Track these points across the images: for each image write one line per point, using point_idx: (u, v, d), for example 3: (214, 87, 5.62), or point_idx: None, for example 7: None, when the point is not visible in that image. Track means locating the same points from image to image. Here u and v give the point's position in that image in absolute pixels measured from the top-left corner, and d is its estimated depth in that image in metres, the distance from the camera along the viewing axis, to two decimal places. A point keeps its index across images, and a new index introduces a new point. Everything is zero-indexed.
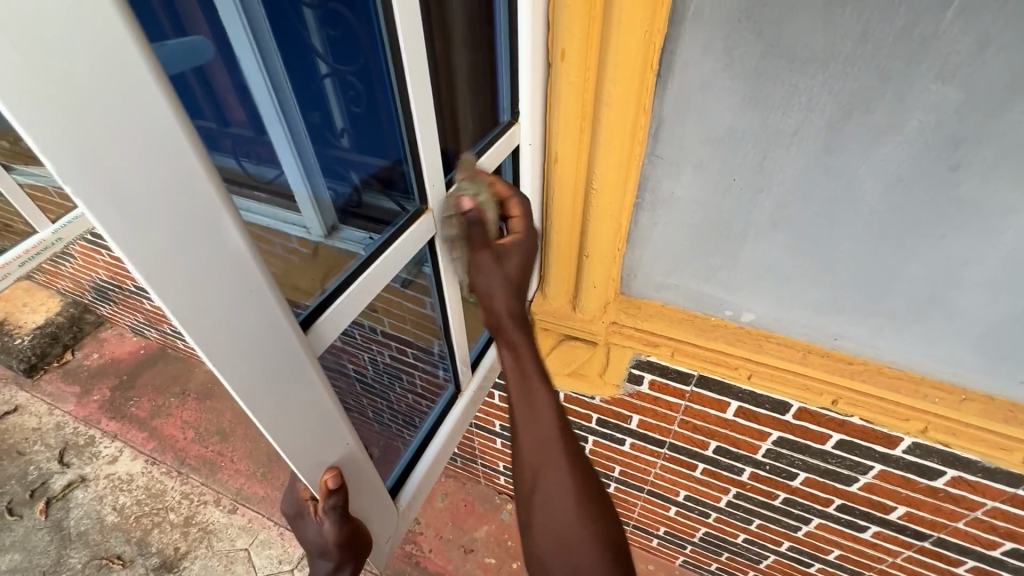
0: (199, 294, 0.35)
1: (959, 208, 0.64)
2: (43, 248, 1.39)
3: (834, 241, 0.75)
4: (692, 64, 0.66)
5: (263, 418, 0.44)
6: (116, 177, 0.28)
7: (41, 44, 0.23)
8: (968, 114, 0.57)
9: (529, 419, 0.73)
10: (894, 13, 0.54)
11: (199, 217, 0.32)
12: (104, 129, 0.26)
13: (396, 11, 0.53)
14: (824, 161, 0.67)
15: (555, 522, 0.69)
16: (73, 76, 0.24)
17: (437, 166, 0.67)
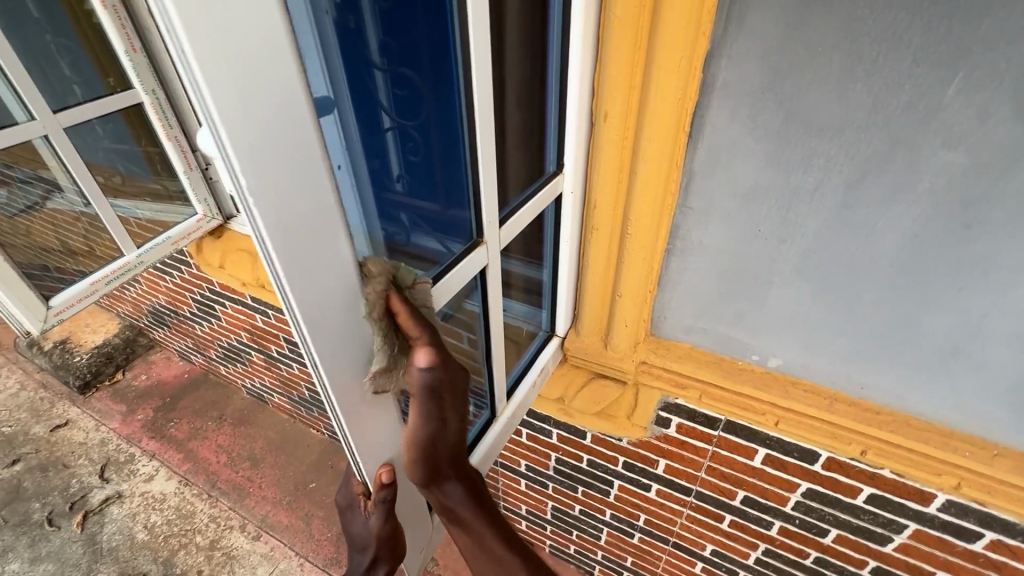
0: (314, 277, 0.42)
1: (974, 262, 0.69)
2: (125, 270, 1.51)
3: (855, 291, 0.79)
4: (720, 127, 0.74)
5: (345, 405, 0.52)
6: (281, 198, 0.37)
7: (255, 96, 0.32)
8: (976, 178, 0.63)
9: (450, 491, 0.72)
10: (900, 89, 0.62)
11: (324, 229, 0.42)
12: (281, 163, 0.36)
13: (475, 83, 0.64)
14: (843, 216, 0.73)
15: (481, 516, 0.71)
16: (269, 122, 0.34)
17: (494, 204, 0.76)
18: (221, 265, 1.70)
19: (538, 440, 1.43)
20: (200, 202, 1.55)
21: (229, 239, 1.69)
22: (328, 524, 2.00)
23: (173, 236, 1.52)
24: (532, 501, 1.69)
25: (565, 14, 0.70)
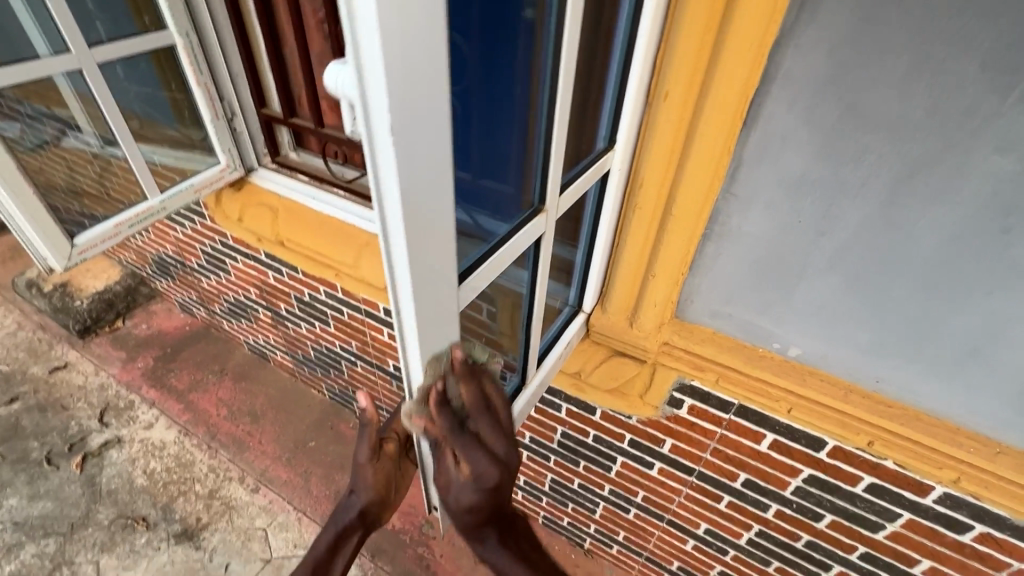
0: (418, 186, 0.46)
1: (1007, 267, 0.72)
2: (148, 214, 1.52)
3: (885, 287, 0.82)
4: (775, 117, 0.76)
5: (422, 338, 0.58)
6: (411, 131, 0.42)
7: (408, 28, 0.37)
8: (1020, 185, 0.66)
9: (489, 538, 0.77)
10: (962, 93, 0.64)
11: (436, 166, 0.47)
12: (416, 96, 0.41)
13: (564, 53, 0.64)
14: (885, 213, 0.76)
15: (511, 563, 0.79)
16: (414, 55, 0.39)
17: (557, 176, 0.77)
18: (240, 219, 1.71)
19: (546, 414, 1.47)
20: (224, 153, 1.56)
21: (251, 193, 1.69)
22: (326, 482, 2.03)
23: (196, 184, 1.54)
24: (532, 473, 1.74)
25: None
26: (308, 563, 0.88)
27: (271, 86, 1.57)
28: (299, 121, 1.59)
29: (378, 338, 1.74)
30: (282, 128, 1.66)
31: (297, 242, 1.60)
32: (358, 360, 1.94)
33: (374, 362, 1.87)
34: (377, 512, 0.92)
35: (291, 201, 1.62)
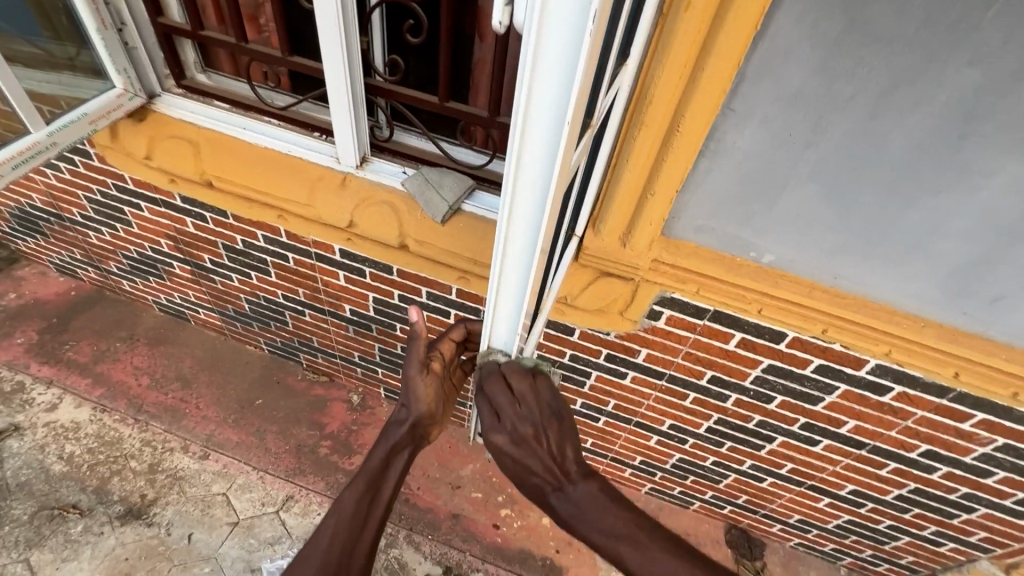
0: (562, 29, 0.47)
1: (956, 168, 0.85)
2: (37, 151, 1.26)
3: (854, 194, 0.93)
4: (782, 31, 0.79)
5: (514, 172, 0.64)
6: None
7: None
8: (982, 94, 0.76)
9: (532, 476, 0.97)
10: (951, 7, 0.70)
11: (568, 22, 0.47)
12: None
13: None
14: (868, 124, 0.84)
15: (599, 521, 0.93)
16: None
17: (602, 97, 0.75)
18: (147, 156, 1.46)
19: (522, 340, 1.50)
20: (119, 73, 1.31)
21: (158, 124, 1.43)
22: (284, 438, 1.94)
23: (92, 114, 1.29)
24: None
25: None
26: (369, 472, 1.09)
27: None
28: (210, 33, 1.32)
29: (332, 283, 1.61)
30: (185, 42, 1.39)
31: (232, 180, 1.41)
32: (306, 308, 1.80)
33: (326, 309, 1.75)
34: (425, 427, 1.21)
35: (212, 131, 1.41)
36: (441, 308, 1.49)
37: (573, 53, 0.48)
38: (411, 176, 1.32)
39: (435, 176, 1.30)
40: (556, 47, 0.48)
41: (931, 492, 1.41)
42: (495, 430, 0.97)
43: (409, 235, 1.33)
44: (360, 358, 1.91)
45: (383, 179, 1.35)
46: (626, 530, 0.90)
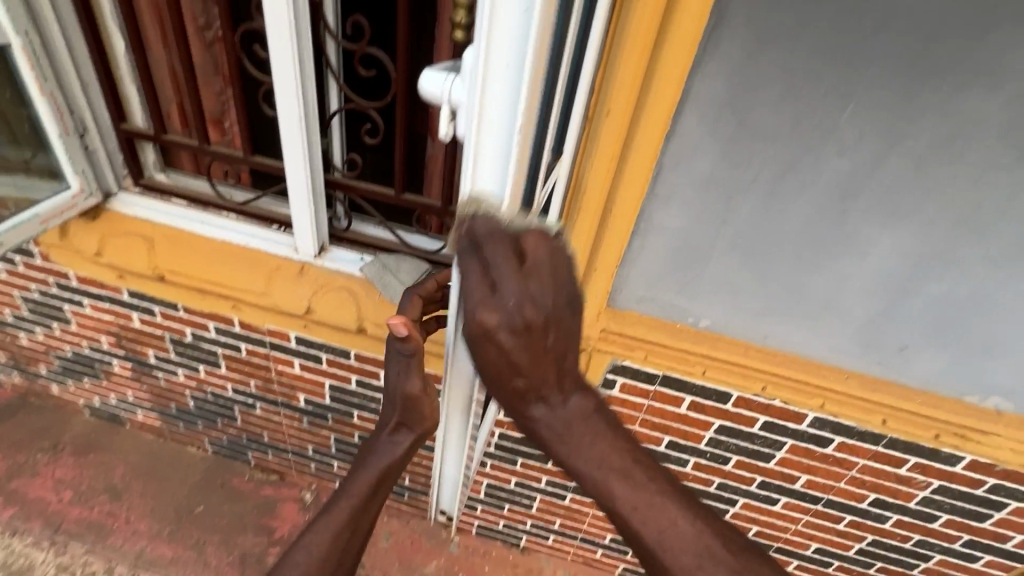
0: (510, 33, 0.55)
1: (845, 237, 1.00)
2: None
3: (768, 263, 1.06)
4: (687, 132, 0.94)
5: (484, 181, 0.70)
6: None
7: None
8: (853, 177, 0.93)
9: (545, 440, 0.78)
10: (815, 113, 0.88)
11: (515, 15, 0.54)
12: None
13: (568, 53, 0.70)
14: (769, 203, 0.99)
15: (660, 533, 0.72)
16: None
17: (542, 185, 0.85)
18: (97, 253, 1.45)
19: None
20: (77, 174, 1.34)
21: (113, 221, 1.45)
22: (227, 548, 1.79)
23: (44, 214, 1.30)
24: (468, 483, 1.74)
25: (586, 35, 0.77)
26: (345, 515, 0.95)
27: (133, 99, 1.38)
28: (172, 136, 1.40)
29: (286, 372, 1.58)
30: (147, 144, 1.45)
31: (186, 274, 1.41)
32: (255, 401, 1.74)
33: (279, 400, 1.69)
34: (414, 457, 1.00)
35: (169, 227, 1.45)
36: None
37: (507, 133, 0.64)
38: (370, 264, 1.36)
39: (392, 262, 1.36)
40: (494, 132, 0.65)
41: (888, 543, 1.45)
42: (489, 327, 0.68)
43: (367, 318, 1.36)
44: (314, 452, 1.83)
45: (341, 267, 1.40)
46: (623, 463, 0.75)
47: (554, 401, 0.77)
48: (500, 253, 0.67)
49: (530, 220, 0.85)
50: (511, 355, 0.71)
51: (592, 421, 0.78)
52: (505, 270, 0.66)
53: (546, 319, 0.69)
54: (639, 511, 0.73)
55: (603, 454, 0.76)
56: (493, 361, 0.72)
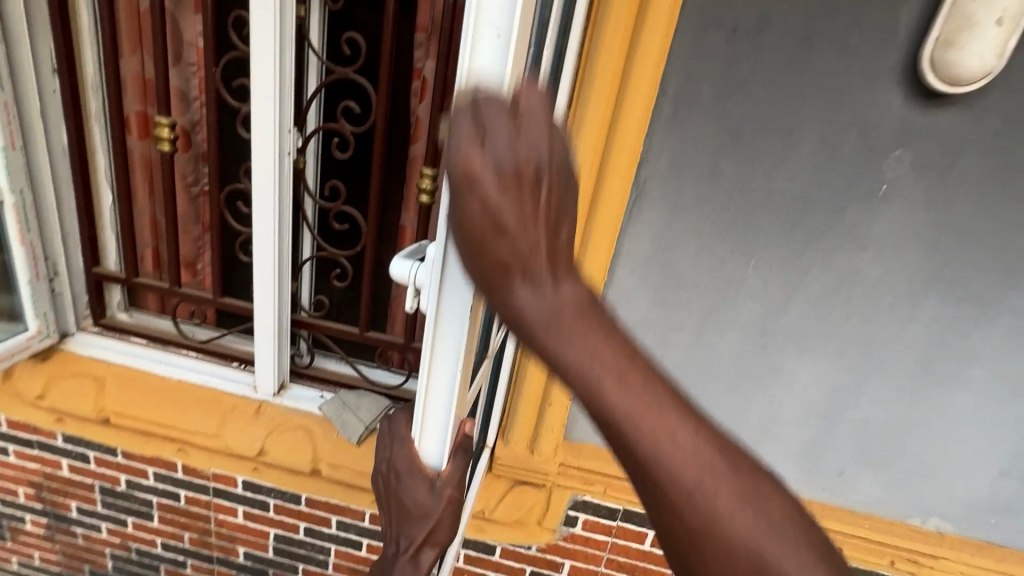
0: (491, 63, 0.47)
1: (770, 368, 1.12)
2: None
3: (707, 394, 1.16)
4: (623, 279, 1.09)
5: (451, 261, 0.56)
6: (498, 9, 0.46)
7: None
8: (765, 317, 1.08)
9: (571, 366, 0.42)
10: (726, 265, 1.06)
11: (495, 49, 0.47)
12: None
13: None
14: (700, 339, 1.12)
15: (754, 517, 0.43)
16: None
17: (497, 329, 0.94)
18: (40, 396, 1.39)
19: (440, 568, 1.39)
20: (37, 316, 1.35)
21: (65, 362, 1.43)
22: None
23: None
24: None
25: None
26: None
27: (111, 244, 1.47)
28: (143, 279, 1.47)
29: (227, 521, 1.46)
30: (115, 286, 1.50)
31: (134, 415, 1.37)
32: (185, 559, 1.56)
33: (214, 555, 1.53)
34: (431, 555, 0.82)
35: (123, 367, 1.44)
36: (352, 539, 1.39)
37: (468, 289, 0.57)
38: (329, 401, 1.38)
39: (353, 398, 1.38)
40: (456, 289, 0.57)
41: None
42: (475, 176, 0.39)
43: (322, 458, 1.33)
44: None
45: (299, 405, 1.40)
46: (691, 444, 0.43)
47: (541, 275, 0.42)
48: (494, 109, 0.40)
49: (486, 361, 0.89)
50: (505, 235, 0.41)
51: (597, 318, 0.43)
52: (499, 123, 0.39)
53: (544, 178, 0.41)
54: (709, 514, 0.43)
55: (666, 423, 0.42)
56: (475, 228, 0.41)
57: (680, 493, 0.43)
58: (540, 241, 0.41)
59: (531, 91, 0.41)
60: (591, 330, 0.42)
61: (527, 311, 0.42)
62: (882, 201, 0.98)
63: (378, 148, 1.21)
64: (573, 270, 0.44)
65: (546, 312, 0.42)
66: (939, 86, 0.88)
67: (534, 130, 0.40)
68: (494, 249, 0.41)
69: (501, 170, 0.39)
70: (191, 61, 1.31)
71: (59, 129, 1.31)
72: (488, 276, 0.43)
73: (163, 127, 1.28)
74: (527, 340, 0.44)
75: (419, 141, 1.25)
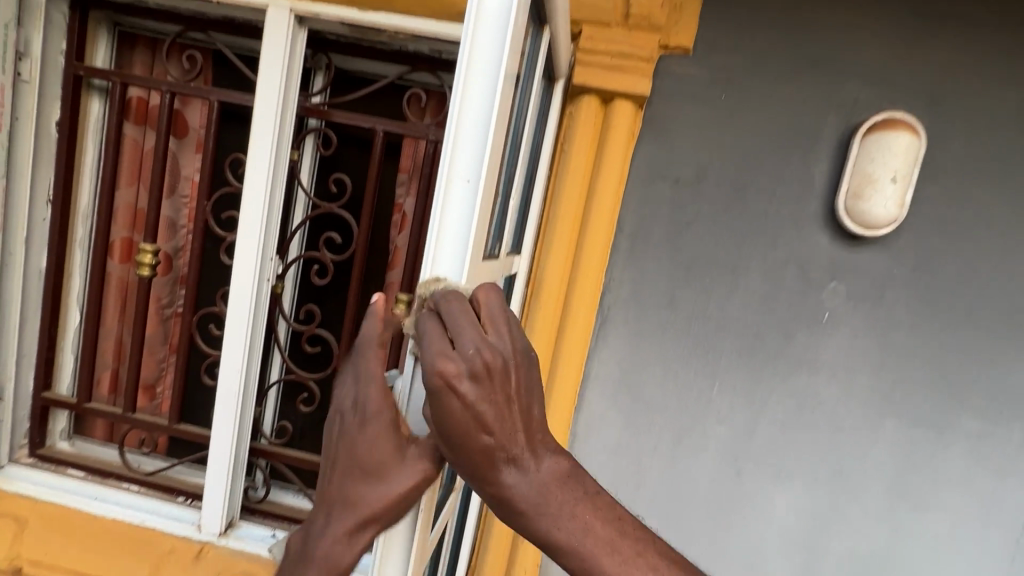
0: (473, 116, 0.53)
1: (747, 495, 1.10)
2: None
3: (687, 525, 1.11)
4: (593, 403, 1.10)
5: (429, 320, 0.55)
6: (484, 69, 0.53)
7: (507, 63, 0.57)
8: (736, 441, 1.09)
9: (530, 509, 0.52)
10: (692, 389, 1.08)
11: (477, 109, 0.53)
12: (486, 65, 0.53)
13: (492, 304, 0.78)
14: (674, 465, 1.10)
15: None
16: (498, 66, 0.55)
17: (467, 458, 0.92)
18: None
19: None
20: None
21: None
22: None
23: None
24: None
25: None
26: None
27: (68, 367, 1.43)
28: (94, 404, 1.40)
29: None
30: (62, 412, 1.42)
31: (54, 565, 1.22)
32: None
33: None
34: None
35: (51, 505, 1.30)
36: None
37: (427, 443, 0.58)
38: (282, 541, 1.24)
39: None
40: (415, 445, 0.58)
41: None
42: (450, 381, 0.48)
43: None
44: None
45: (247, 547, 1.26)
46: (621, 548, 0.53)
47: (523, 459, 0.52)
48: (459, 310, 0.50)
49: (452, 496, 0.84)
50: (484, 426, 0.50)
51: (562, 470, 0.54)
52: (466, 327, 0.49)
53: (510, 368, 0.51)
54: None
55: (604, 542, 0.53)
56: (455, 422, 0.49)
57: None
58: (513, 431, 0.52)
59: (485, 296, 0.53)
60: (543, 472, 0.53)
61: (493, 466, 0.52)
62: (828, 327, 1.06)
63: (356, 275, 1.27)
64: (548, 445, 0.55)
65: (522, 487, 0.52)
66: (856, 229, 1.01)
67: (495, 336, 0.51)
68: (476, 440, 0.50)
69: (472, 371, 0.48)
70: (183, 193, 1.40)
71: (40, 253, 1.34)
72: (473, 462, 0.51)
73: (146, 253, 1.33)
74: (509, 514, 0.53)
75: (396, 268, 1.31)
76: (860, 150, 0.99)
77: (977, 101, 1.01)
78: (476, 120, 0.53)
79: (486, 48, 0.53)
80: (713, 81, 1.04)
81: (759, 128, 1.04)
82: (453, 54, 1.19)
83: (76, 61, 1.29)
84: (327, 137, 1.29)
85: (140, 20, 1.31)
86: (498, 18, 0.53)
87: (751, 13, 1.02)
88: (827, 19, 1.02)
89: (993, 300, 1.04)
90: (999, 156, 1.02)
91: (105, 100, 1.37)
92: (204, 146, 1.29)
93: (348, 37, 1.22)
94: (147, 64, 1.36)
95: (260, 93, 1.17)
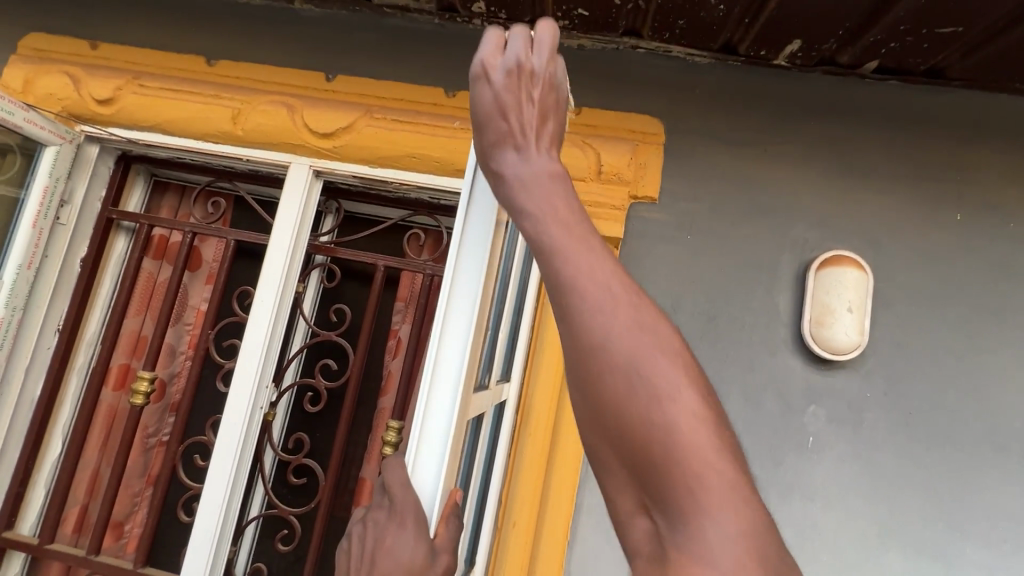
0: (471, 244, 0.63)
1: None
2: None
3: None
4: (587, 540, 1.05)
5: (427, 430, 0.58)
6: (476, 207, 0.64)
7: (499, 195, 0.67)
8: None
9: (540, 231, 0.47)
10: None
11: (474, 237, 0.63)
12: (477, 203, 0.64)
13: (481, 435, 0.81)
14: None
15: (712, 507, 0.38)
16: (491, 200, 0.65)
17: None
18: None
19: None
20: None
21: None
22: None
23: None
24: None
25: (491, 451, 0.94)
26: None
27: (35, 504, 1.36)
28: (55, 547, 1.31)
29: None
30: (17, 556, 1.33)
31: None
32: None
33: None
34: None
35: None
36: None
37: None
38: None
39: None
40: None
41: None
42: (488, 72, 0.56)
43: None
44: None
45: None
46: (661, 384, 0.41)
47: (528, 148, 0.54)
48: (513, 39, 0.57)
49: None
50: (503, 114, 0.54)
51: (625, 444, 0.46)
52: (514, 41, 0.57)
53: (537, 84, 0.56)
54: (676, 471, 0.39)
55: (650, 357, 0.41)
56: (484, 108, 0.55)
57: (667, 464, 0.39)
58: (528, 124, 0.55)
59: (548, 29, 0.58)
60: (562, 195, 0.50)
61: (582, 333, 0.42)
62: (814, 452, 1.08)
63: (348, 402, 1.29)
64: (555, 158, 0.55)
65: (527, 173, 0.52)
66: (826, 354, 1.07)
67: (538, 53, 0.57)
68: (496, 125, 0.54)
69: (510, 68, 0.55)
70: (188, 321, 1.46)
71: (36, 382, 1.36)
72: (487, 142, 0.55)
73: (143, 381, 1.34)
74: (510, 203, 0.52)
75: (388, 394, 1.34)
76: (817, 282, 1.09)
77: (911, 240, 1.15)
78: (471, 267, 0.62)
79: (479, 210, 0.64)
80: (678, 224, 1.18)
81: (724, 264, 1.16)
82: (452, 202, 1.34)
83: (112, 206, 1.45)
84: (331, 271, 1.41)
85: (175, 171, 1.48)
86: (489, 176, 0.64)
87: (707, 170, 1.20)
88: (771, 175, 1.19)
89: (969, 422, 1.07)
90: (942, 287, 1.12)
91: (130, 239, 1.49)
92: (216, 279, 1.40)
93: (356, 186, 1.36)
94: (174, 207, 1.50)
95: (274, 236, 1.30)
